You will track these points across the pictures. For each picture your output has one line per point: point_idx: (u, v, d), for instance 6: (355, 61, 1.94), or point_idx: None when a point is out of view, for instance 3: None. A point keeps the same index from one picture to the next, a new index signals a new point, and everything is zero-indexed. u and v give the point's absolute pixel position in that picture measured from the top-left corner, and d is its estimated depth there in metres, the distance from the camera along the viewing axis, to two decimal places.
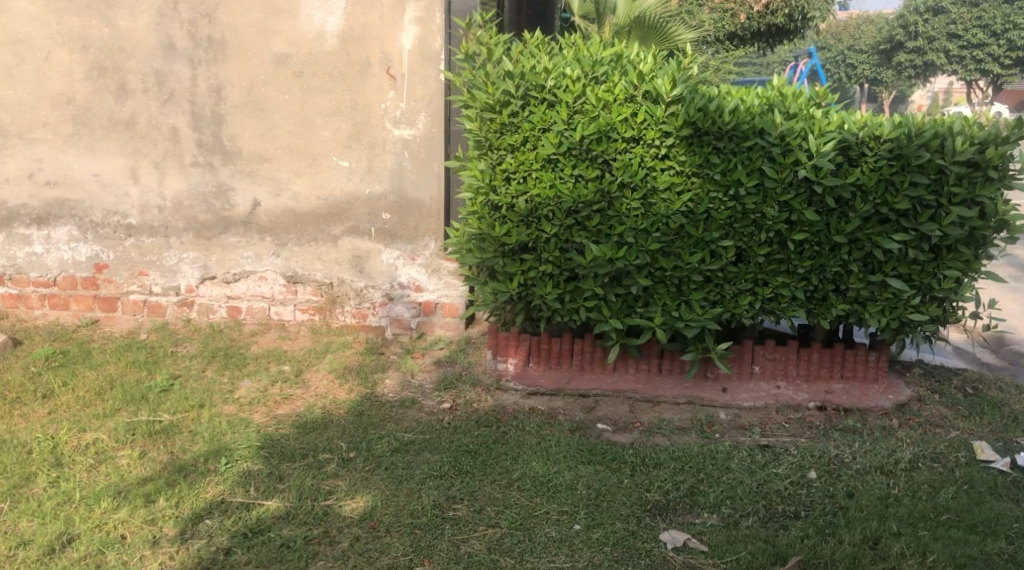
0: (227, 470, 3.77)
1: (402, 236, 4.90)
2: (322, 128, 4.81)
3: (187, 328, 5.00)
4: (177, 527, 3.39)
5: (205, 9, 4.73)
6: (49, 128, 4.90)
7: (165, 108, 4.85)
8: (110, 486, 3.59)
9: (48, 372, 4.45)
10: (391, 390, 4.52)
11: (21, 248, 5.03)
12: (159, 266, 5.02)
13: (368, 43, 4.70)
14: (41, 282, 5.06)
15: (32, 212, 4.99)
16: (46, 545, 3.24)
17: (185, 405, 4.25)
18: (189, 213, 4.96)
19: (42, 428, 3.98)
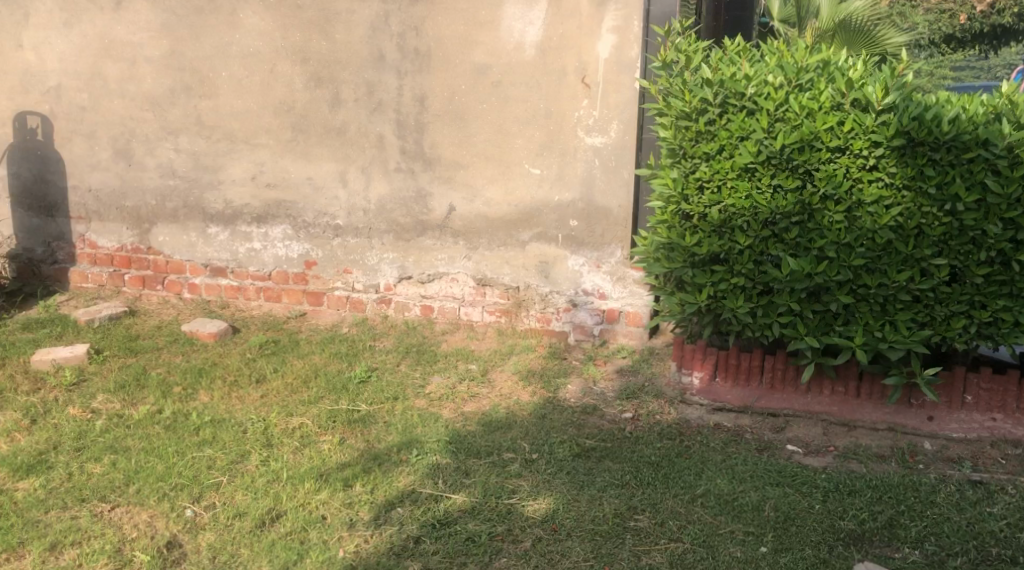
0: (417, 461, 3.93)
1: (588, 244, 4.95)
2: (517, 136, 4.93)
3: (384, 324, 5.25)
4: (371, 513, 3.58)
5: (413, 22, 4.94)
6: (270, 134, 5.26)
7: (373, 117, 5.10)
8: (313, 468, 3.83)
9: (262, 359, 4.80)
10: (573, 396, 4.56)
11: (242, 244, 5.43)
12: (362, 265, 5.31)
13: (566, 52, 4.77)
14: (258, 276, 5.45)
15: (252, 212, 5.38)
16: (258, 518, 3.50)
17: (381, 397, 4.47)
18: (390, 216, 5.21)
19: (256, 410, 4.30)
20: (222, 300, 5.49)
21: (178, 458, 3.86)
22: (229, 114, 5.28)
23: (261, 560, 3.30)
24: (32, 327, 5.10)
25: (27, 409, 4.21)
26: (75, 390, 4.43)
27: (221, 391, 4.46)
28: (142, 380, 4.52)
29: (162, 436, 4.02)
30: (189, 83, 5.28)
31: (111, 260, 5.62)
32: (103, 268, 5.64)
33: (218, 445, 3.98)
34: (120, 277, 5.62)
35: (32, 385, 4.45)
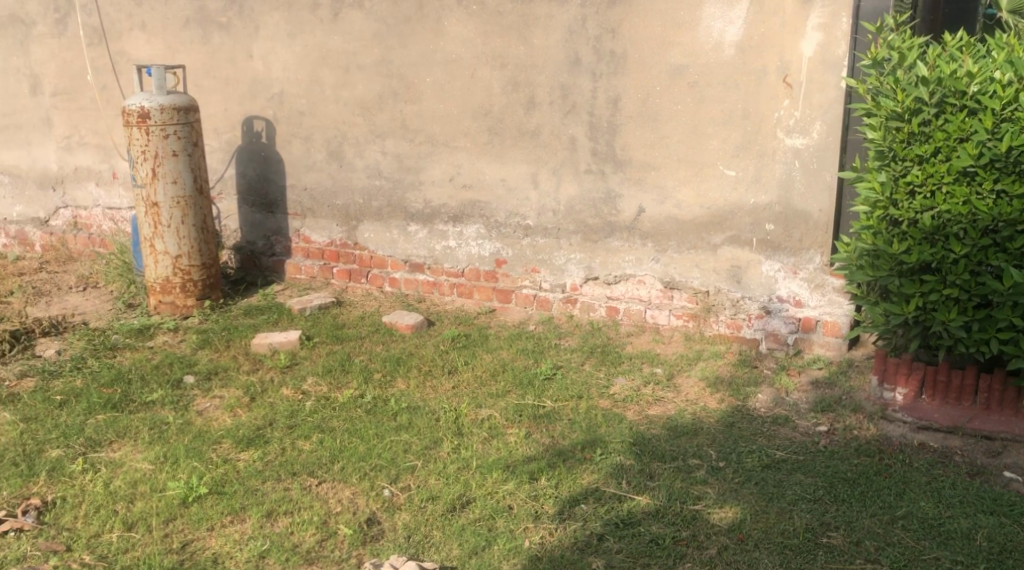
0: (602, 461, 3.95)
1: (785, 249, 4.82)
2: (712, 137, 4.85)
3: (570, 323, 5.31)
4: (556, 507, 3.64)
5: (610, 25, 4.95)
6: (469, 137, 5.42)
7: (566, 119, 5.16)
8: (500, 459, 3.94)
9: (453, 352, 4.98)
10: (763, 405, 4.44)
11: (439, 242, 5.65)
12: (549, 264, 5.40)
13: (767, 51, 4.65)
14: (452, 273, 5.66)
15: (449, 211, 5.58)
16: (449, 503, 3.65)
17: (565, 395, 4.53)
18: (579, 217, 5.26)
19: (448, 400, 4.46)
20: (419, 294, 5.74)
21: (378, 440, 4.08)
22: (432, 118, 5.49)
23: (451, 543, 3.43)
24: (252, 313, 5.52)
25: (247, 387, 4.59)
26: (288, 371, 4.78)
27: (416, 380, 4.67)
28: (346, 366, 4.81)
29: (364, 419, 4.26)
30: (396, 89, 5.53)
31: (322, 254, 5.99)
32: (315, 261, 6.02)
33: (414, 431, 4.17)
34: (328, 270, 5.98)
35: (251, 365, 4.84)
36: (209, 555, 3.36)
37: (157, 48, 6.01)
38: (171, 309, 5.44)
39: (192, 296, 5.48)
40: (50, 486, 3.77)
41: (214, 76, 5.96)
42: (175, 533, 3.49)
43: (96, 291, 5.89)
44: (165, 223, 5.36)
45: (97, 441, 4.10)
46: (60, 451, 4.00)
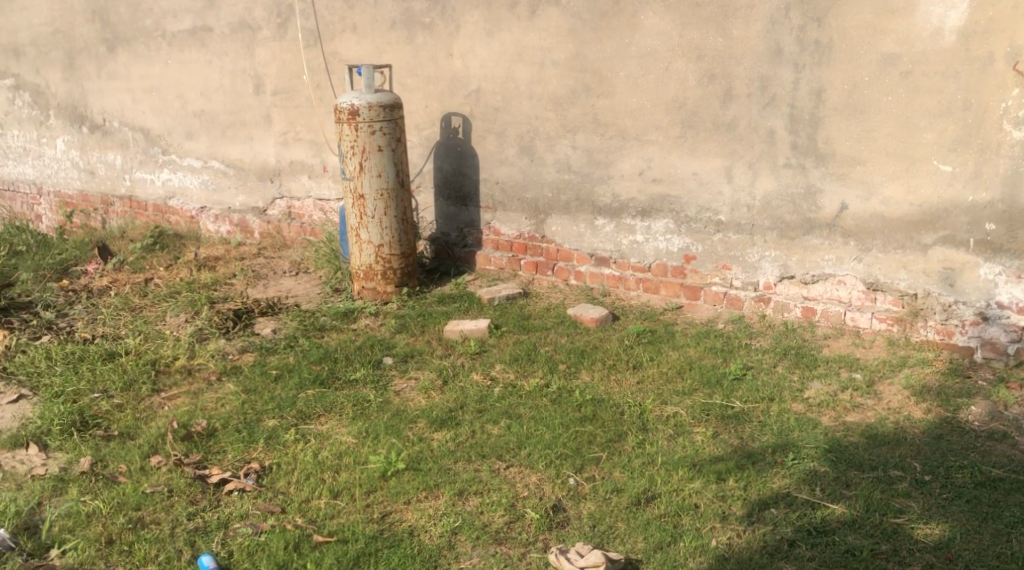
0: (794, 466, 3.80)
1: (1008, 250, 4.50)
2: (926, 130, 4.58)
3: (762, 323, 5.17)
4: (744, 509, 3.56)
5: (816, 13, 4.74)
6: (661, 131, 5.32)
7: (765, 111, 4.99)
8: (687, 457, 3.88)
9: (639, 347, 4.95)
10: (977, 418, 4.14)
11: (626, 236, 5.60)
12: (742, 261, 5.26)
13: (993, 37, 4.34)
14: (639, 267, 5.61)
15: (638, 205, 5.51)
16: (634, 496, 3.64)
17: (756, 397, 4.39)
18: (775, 213, 5.09)
19: (632, 395, 4.45)
20: (604, 289, 5.73)
21: (563, 430, 4.13)
22: (624, 112, 5.41)
23: (635, 536, 3.45)
24: (445, 301, 5.72)
25: (440, 370, 4.77)
26: (478, 357, 4.93)
27: (601, 372, 4.69)
28: (532, 355, 4.89)
29: (550, 408, 4.32)
30: (589, 84, 5.47)
31: (511, 246, 6.05)
32: (504, 253, 6.08)
33: (599, 423, 4.18)
34: (517, 262, 6.04)
35: (444, 350, 5.03)
36: (406, 527, 3.54)
37: (359, 45, 6.18)
38: (372, 295, 5.74)
39: (392, 283, 5.75)
40: (268, 453, 4.08)
41: (417, 74, 6.07)
42: (376, 504, 3.69)
43: (306, 275, 6.28)
44: (369, 214, 5.66)
45: (308, 414, 4.39)
46: (275, 421, 4.33)
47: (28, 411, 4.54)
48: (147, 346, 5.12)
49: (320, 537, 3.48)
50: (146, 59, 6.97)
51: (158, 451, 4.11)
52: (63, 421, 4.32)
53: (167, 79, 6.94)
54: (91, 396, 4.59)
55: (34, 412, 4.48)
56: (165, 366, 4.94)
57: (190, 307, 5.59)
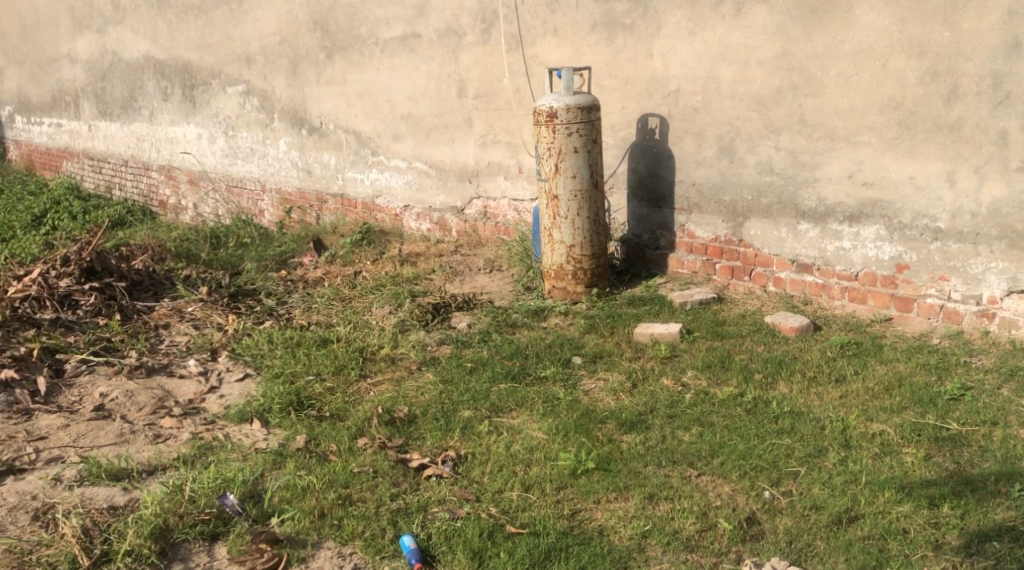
0: (1020, 497, 3.50)
1: None
2: None
3: (985, 340, 4.81)
4: (961, 539, 3.32)
5: None
6: (874, 132, 5.05)
7: (996, 111, 4.64)
8: (895, 479, 3.66)
9: (842, 359, 4.72)
10: None
11: (832, 243, 5.35)
12: (963, 272, 4.91)
13: None
14: (845, 275, 5.34)
15: (846, 210, 5.25)
16: (835, 515, 3.48)
17: (976, 419, 4.07)
18: (1004, 221, 4.72)
19: (835, 410, 4.24)
20: (806, 297, 5.50)
21: (759, 441, 4.00)
22: (834, 113, 5.17)
23: (836, 557, 3.30)
24: (636, 303, 5.68)
25: (630, 373, 4.75)
26: (669, 362, 4.87)
27: (800, 384, 4.51)
28: (726, 363, 4.77)
29: (745, 418, 4.20)
30: (796, 83, 5.26)
31: (706, 249, 5.91)
32: (698, 256, 5.95)
33: (797, 437, 4.02)
34: (711, 266, 5.89)
35: (634, 353, 5.00)
36: (596, 526, 3.55)
37: (557, 48, 6.22)
38: (562, 295, 5.79)
39: (583, 283, 5.77)
40: (463, 442, 4.22)
41: (615, 75, 6.03)
42: (566, 500, 3.73)
43: (500, 273, 6.42)
44: (563, 215, 5.71)
45: (500, 407, 4.49)
46: (470, 412, 4.46)
47: (253, 389, 4.93)
48: (355, 334, 5.43)
49: (513, 528, 3.55)
50: (360, 65, 7.37)
51: (364, 433, 4.34)
52: (282, 400, 4.66)
53: (378, 84, 7.30)
54: (306, 378, 4.92)
55: (257, 390, 4.86)
56: (371, 353, 5.21)
57: (393, 300, 5.87)
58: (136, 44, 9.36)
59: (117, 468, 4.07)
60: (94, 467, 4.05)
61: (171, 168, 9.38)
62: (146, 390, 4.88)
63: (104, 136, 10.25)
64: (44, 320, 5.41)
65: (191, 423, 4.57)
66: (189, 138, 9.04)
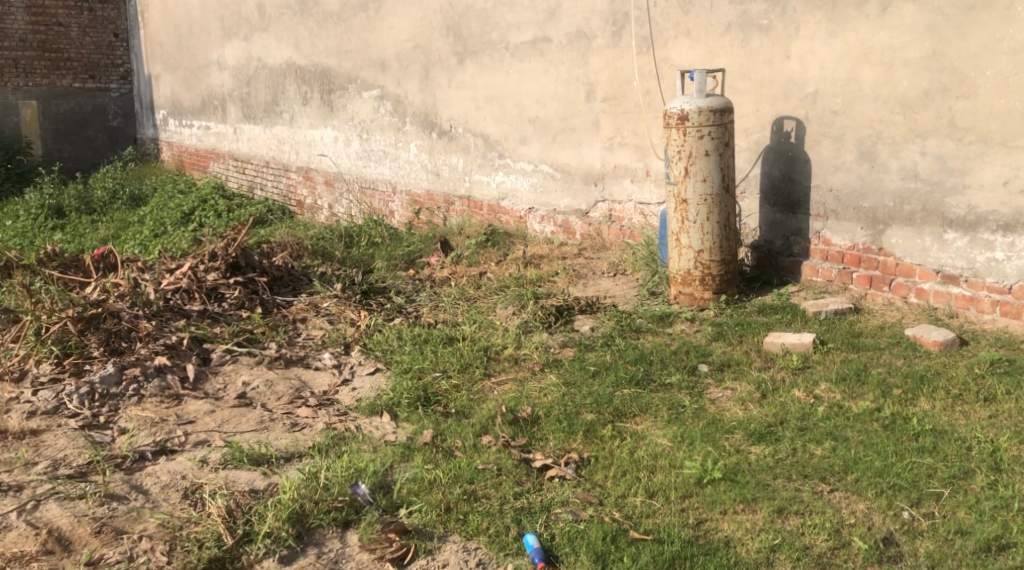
0: None
1: None
2: None
3: None
4: None
5: None
6: None
7: None
8: None
9: (991, 377, 4.46)
10: None
11: (982, 253, 5.06)
12: None
13: None
14: (997, 288, 5.04)
15: (1000, 219, 4.97)
16: (983, 542, 3.31)
17: None
18: None
19: (983, 430, 4.01)
20: (951, 309, 5.23)
21: (897, 459, 3.83)
22: (989, 115, 4.90)
23: None
24: (767, 311, 5.53)
25: (759, 383, 4.62)
26: (800, 373, 4.72)
27: (943, 402, 4.29)
28: (863, 376, 4.58)
29: (883, 434, 4.03)
30: (948, 84, 5.02)
31: (842, 257, 5.69)
32: (834, 264, 5.74)
33: (940, 456, 3.83)
34: (848, 275, 5.67)
35: (764, 363, 4.87)
36: (722, 537, 3.48)
37: (689, 50, 6.12)
38: (689, 301, 5.69)
39: (711, 289, 5.65)
40: (587, 445, 4.21)
41: (750, 77, 5.89)
42: (691, 509, 3.67)
43: (625, 277, 6.37)
44: (691, 219, 5.62)
45: (624, 412, 4.46)
46: (593, 415, 4.45)
47: (382, 383, 5.06)
48: (480, 333, 5.50)
49: (637, 534, 3.53)
50: (490, 69, 7.45)
51: (488, 431, 4.40)
52: (410, 395, 4.77)
53: (508, 88, 7.36)
54: (433, 375, 5.01)
55: (387, 385, 4.99)
56: (496, 353, 5.27)
57: (517, 301, 5.91)
58: (279, 51, 9.79)
59: (257, 454, 4.25)
60: (237, 452, 4.25)
61: (308, 169, 9.74)
62: (283, 381, 5.10)
63: (248, 139, 10.75)
64: (193, 311, 5.70)
65: (325, 414, 4.74)
66: (326, 141, 9.37)
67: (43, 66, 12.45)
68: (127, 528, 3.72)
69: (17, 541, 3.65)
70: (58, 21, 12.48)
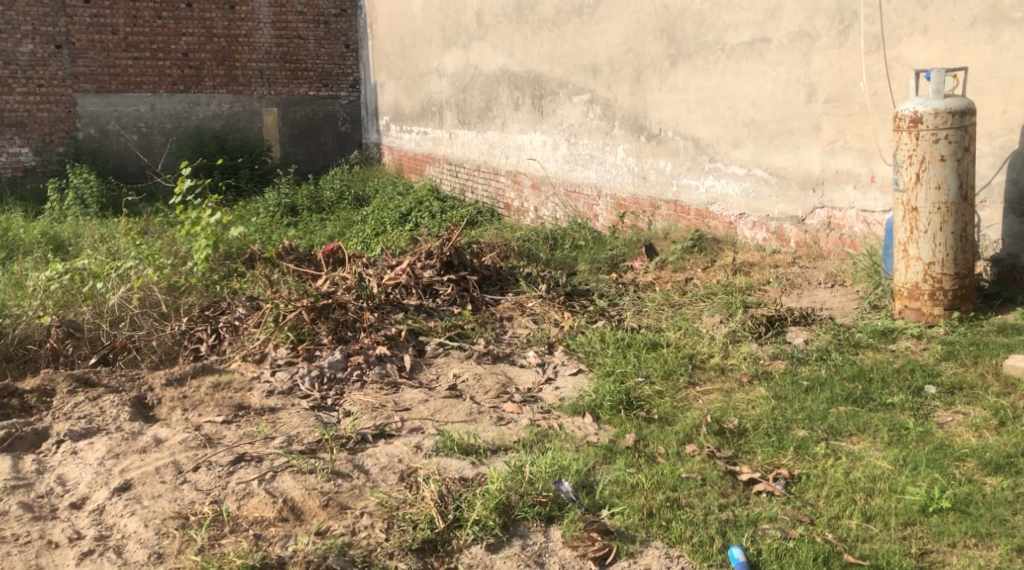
0: None
1: None
2: None
3: None
4: None
5: None
6: None
7: None
8: None
9: None
10: None
11: None
12: None
13: None
14: None
15: None
16: None
17: None
18: None
19: None
20: None
21: None
22: None
23: None
24: (1008, 331, 5.08)
25: (995, 410, 4.25)
26: None
27: None
28: None
29: None
30: None
31: None
32: None
33: None
34: None
35: (1002, 388, 4.47)
36: None
37: (925, 47, 5.71)
38: (916, 316, 5.32)
39: (941, 305, 5.26)
40: (797, 461, 4.05)
41: (996, 76, 5.42)
42: (914, 537, 3.50)
43: (843, 289, 6.06)
44: (922, 229, 5.25)
45: (839, 430, 4.24)
46: (805, 432, 4.26)
47: (585, 384, 5.10)
48: (685, 340, 5.39)
49: (852, 558, 3.41)
50: (704, 72, 7.25)
51: (692, 440, 4.32)
52: (612, 398, 4.76)
53: (721, 90, 7.13)
54: (636, 379, 4.98)
55: (590, 386, 5.01)
56: (701, 361, 5.16)
57: (725, 309, 5.75)
58: (495, 58, 10.07)
59: (467, 444, 4.41)
60: (448, 440, 4.43)
61: (517, 173, 9.95)
62: (491, 375, 5.26)
63: (462, 144, 11.13)
64: (410, 305, 5.98)
65: (530, 411, 4.83)
66: (535, 144, 9.54)
67: (283, 76, 13.48)
68: (351, 503, 3.98)
69: (258, 507, 3.96)
70: (298, 34, 13.48)
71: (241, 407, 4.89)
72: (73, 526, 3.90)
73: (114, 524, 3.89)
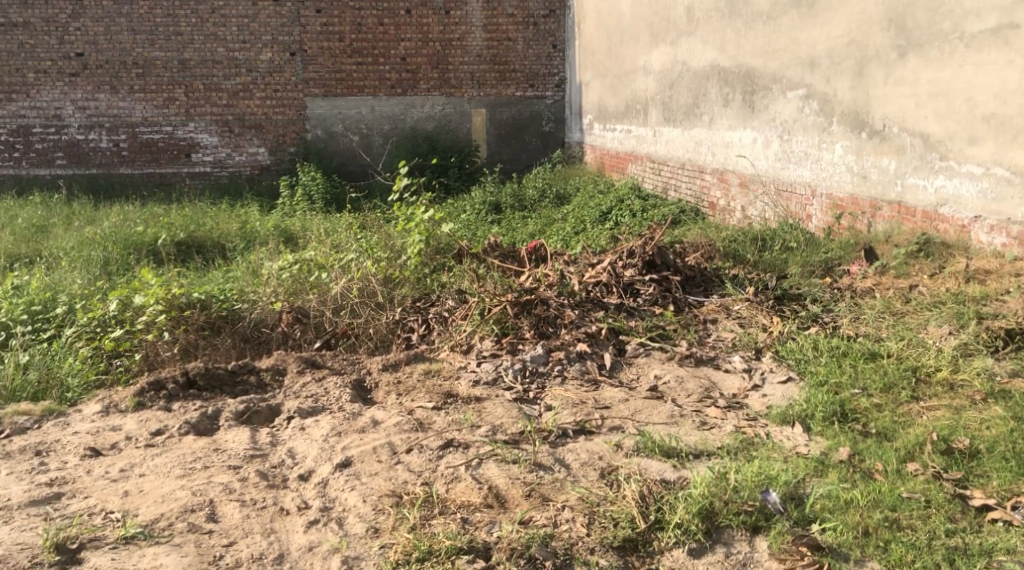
0: None
1: None
2: None
3: None
4: None
5: None
6: None
7: None
8: None
9: None
10: None
11: None
12: None
13: None
14: None
15: None
16: None
17: None
18: None
19: None
20: None
21: None
22: None
23: None
24: None
25: None
26: None
27: None
28: None
29: None
30: None
31: None
32: None
33: None
34: None
35: None
36: None
37: None
38: None
39: None
40: None
41: None
42: None
43: None
44: None
45: None
46: None
47: (795, 393, 4.91)
48: (909, 352, 5.06)
49: None
50: (937, 63, 6.75)
51: (915, 458, 4.17)
52: (825, 409, 4.57)
53: (958, 82, 6.60)
54: (851, 391, 4.74)
55: (800, 395, 4.82)
56: (926, 376, 4.82)
57: (955, 320, 5.29)
58: (705, 54, 9.85)
59: (668, 446, 4.36)
60: (649, 441, 4.40)
61: (724, 171, 9.69)
62: (694, 378, 5.16)
63: (667, 141, 10.98)
64: (611, 303, 5.95)
65: (735, 417, 4.72)
66: (745, 142, 9.23)
67: (492, 77, 13.80)
68: (553, 496, 4.07)
69: (465, 491, 4.12)
70: (508, 36, 13.71)
71: (450, 394, 5.06)
72: (301, 496, 4.19)
73: (336, 497, 4.16)
